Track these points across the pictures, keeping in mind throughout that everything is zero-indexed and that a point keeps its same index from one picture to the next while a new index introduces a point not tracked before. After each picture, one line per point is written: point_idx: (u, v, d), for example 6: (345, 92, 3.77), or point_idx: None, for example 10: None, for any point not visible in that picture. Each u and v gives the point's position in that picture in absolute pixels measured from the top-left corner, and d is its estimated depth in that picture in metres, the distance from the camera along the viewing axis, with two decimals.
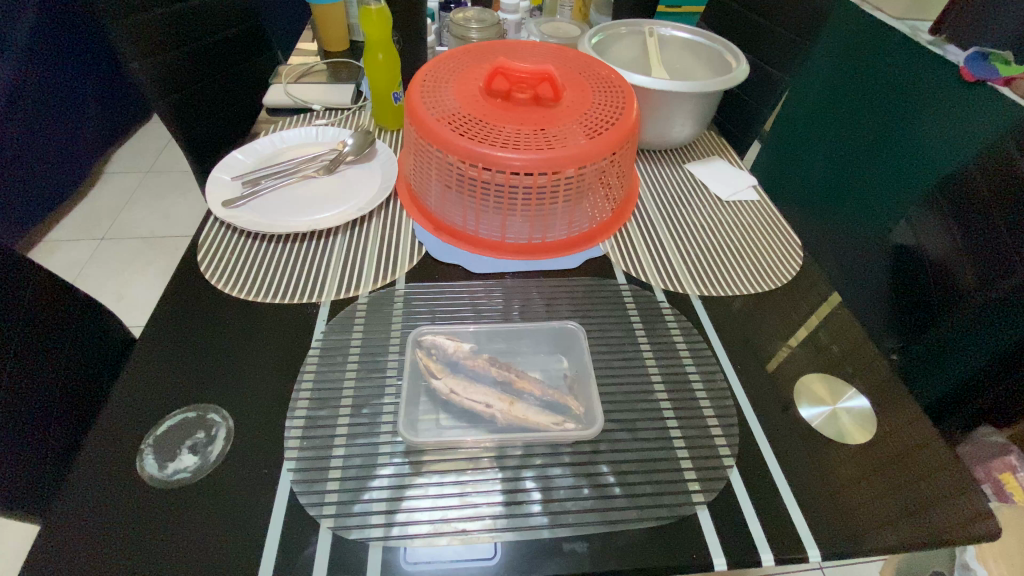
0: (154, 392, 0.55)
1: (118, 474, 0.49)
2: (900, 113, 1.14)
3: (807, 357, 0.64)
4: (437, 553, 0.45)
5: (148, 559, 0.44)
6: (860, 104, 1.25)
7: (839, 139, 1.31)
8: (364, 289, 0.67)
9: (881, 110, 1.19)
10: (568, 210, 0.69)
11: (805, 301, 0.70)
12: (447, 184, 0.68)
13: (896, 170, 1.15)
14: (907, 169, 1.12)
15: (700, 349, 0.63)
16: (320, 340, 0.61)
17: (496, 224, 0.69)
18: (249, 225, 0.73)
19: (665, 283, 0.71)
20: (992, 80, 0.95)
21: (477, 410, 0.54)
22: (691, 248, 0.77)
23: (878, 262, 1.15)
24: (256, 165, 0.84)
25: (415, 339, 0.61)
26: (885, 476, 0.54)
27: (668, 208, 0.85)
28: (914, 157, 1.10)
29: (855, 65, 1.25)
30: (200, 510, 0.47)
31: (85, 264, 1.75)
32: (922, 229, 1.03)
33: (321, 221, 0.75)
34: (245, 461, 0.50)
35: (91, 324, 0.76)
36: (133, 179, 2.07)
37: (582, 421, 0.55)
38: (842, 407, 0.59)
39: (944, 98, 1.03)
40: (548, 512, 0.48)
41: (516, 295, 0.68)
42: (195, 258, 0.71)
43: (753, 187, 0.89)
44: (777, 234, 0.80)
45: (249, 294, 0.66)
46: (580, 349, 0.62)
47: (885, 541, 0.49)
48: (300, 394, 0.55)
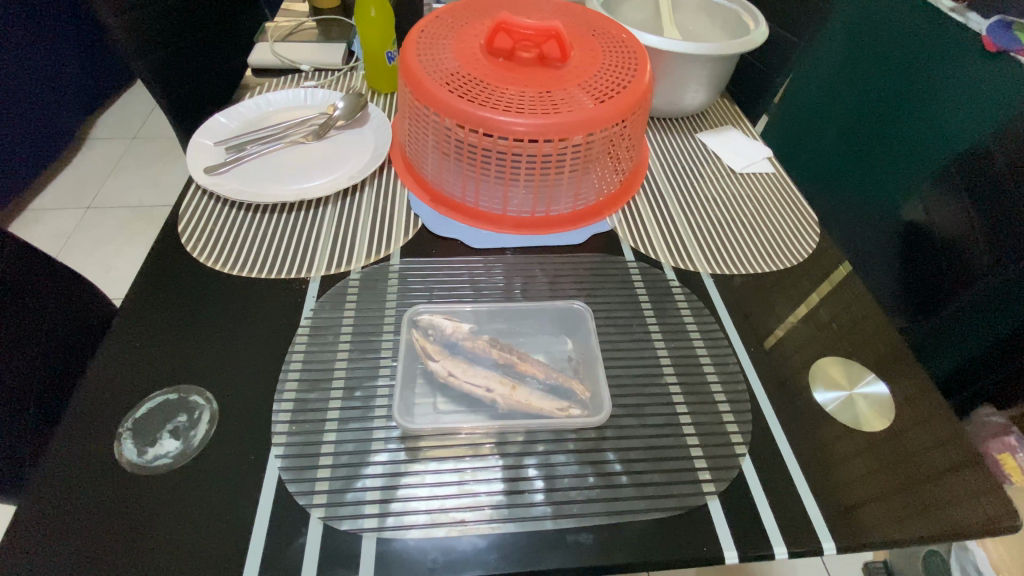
0: (132, 372, 0.52)
1: (93, 459, 0.46)
2: (900, 77, 1.03)
3: (823, 340, 0.61)
4: (434, 546, 0.43)
5: (125, 550, 0.42)
6: (861, 66, 1.11)
7: (835, 107, 1.18)
8: (355, 264, 0.63)
9: (876, 73, 1.08)
10: (574, 182, 0.64)
11: (822, 280, 0.67)
12: (446, 152, 0.63)
13: (897, 140, 1.04)
14: (907, 141, 1.02)
15: (712, 331, 0.60)
16: (309, 318, 0.57)
17: (497, 196, 0.65)
18: (233, 193, 0.68)
19: (674, 261, 0.67)
20: (1012, 50, 0.83)
21: (477, 395, 0.51)
22: (703, 223, 0.73)
23: (879, 237, 1.07)
24: (240, 130, 0.79)
25: (410, 319, 0.57)
26: (903, 466, 0.51)
27: (678, 180, 0.80)
28: (914, 129, 1.00)
29: (862, 20, 1.10)
30: (182, 499, 0.44)
31: (71, 234, 1.69)
32: (942, 207, 0.95)
33: (310, 190, 0.70)
34: (232, 446, 0.47)
35: (71, 296, 0.72)
36: (119, 145, 1.98)
37: (588, 407, 0.52)
38: (859, 393, 0.56)
39: (950, 62, 0.93)
40: (552, 502, 0.45)
41: (519, 271, 0.64)
42: (175, 229, 0.66)
43: (769, 159, 0.84)
44: (794, 210, 0.76)
45: (233, 268, 0.62)
46: (586, 330, 0.59)
47: (901, 532, 0.47)
48: (289, 375, 0.52)
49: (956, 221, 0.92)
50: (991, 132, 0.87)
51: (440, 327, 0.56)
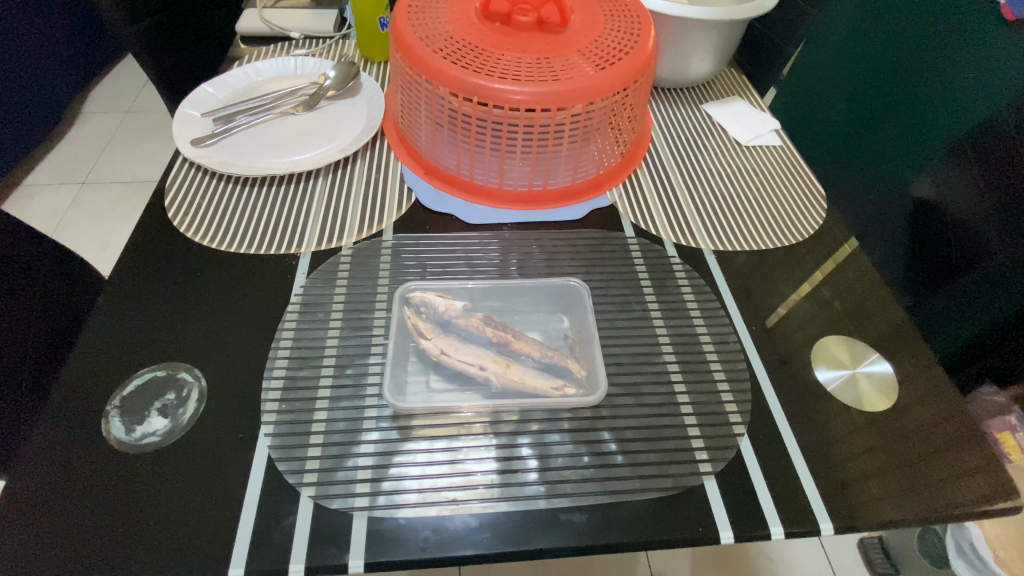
0: (120, 349, 0.51)
1: (79, 437, 0.45)
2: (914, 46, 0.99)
3: (827, 319, 0.59)
4: (426, 525, 0.42)
5: (110, 530, 0.41)
6: (873, 35, 1.06)
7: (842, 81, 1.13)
8: (347, 239, 0.62)
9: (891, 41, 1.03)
10: (573, 154, 0.62)
11: (826, 256, 0.65)
12: (439, 123, 0.60)
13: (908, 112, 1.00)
14: (920, 112, 0.98)
15: (713, 309, 0.58)
16: (300, 295, 0.56)
17: (493, 168, 0.62)
18: (221, 166, 0.66)
19: (676, 236, 0.65)
20: None
21: (470, 372, 0.50)
22: (706, 199, 0.71)
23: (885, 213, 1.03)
24: (229, 100, 0.76)
25: (403, 295, 0.56)
26: (905, 446, 0.50)
27: (682, 152, 0.77)
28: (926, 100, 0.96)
29: None
30: (169, 478, 0.44)
31: (67, 211, 1.67)
32: (955, 182, 0.91)
33: (300, 162, 0.68)
34: (221, 424, 0.47)
35: (63, 270, 0.71)
36: (112, 121, 1.94)
37: (584, 386, 0.51)
38: (862, 372, 0.55)
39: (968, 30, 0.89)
40: (546, 481, 0.45)
41: (515, 247, 0.63)
42: (162, 203, 0.64)
43: (776, 132, 0.81)
44: (801, 185, 0.73)
45: (221, 244, 0.60)
46: (583, 308, 0.57)
47: (899, 512, 0.47)
48: (279, 353, 0.51)
49: (968, 196, 0.89)
50: (1007, 103, 0.84)
51: (433, 304, 0.54)
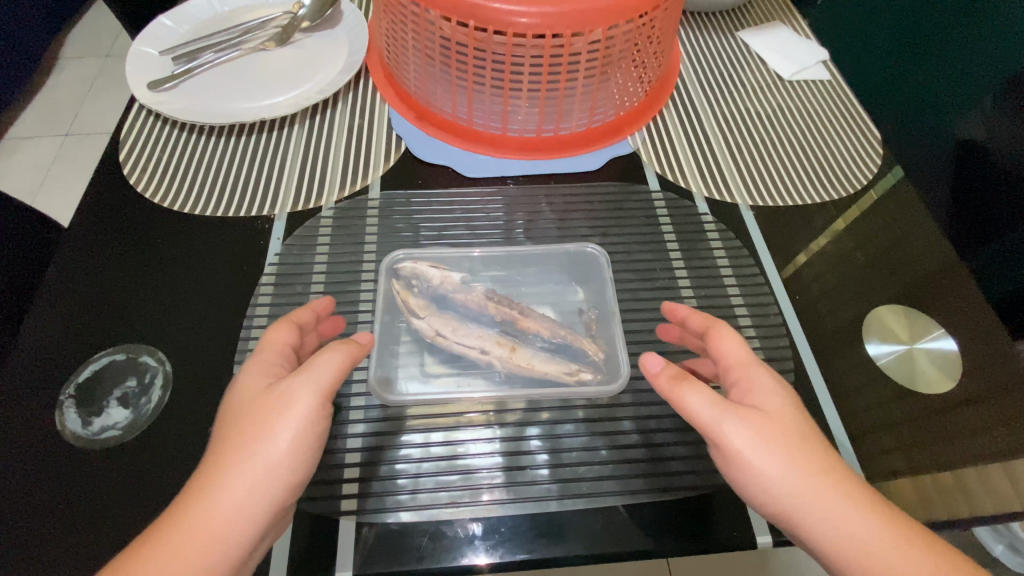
0: (74, 331, 0.45)
1: (30, 431, 0.40)
2: None
3: (880, 285, 0.52)
4: (422, 531, 0.37)
5: (64, 539, 0.36)
6: None
7: None
8: (327, 198, 0.54)
9: None
10: (589, 94, 0.52)
11: (880, 213, 0.56)
12: (431, 56, 0.50)
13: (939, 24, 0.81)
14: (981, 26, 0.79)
15: (751, 277, 0.51)
16: (274, 265, 0.49)
17: (495, 111, 0.53)
18: (181, 113, 0.57)
19: (707, 190, 0.57)
20: None
21: (470, 357, 0.44)
22: (742, 144, 0.61)
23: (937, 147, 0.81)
24: (190, 35, 0.65)
25: (391, 266, 0.49)
26: (960, 434, 0.44)
27: (715, 90, 0.66)
28: None
29: None
30: (131, 479, 0.39)
31: (51, 165, 1.45)
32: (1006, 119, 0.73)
33: (272, 107, 0.58)
34: (190, 415, 0.42)
35: (28, 231, 0.61)
36: (93, 64, 1.66)
37: (601, 371, 0.45)
38: (921, 348, 0.48)
39: None
40: (558, 479, 0.39)
41: (521, 206, 0.55)
42: (116, 158, 0.56)
43: (824, 63, 0.70)
44: (853, 126, 0.63)
45: (185, 206, 0.53)
46: (601, 279, 0.50)
47: (975, 509, 0.41)
48: (252, 334, 0.46)
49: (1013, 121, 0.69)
50: None
51: (427, 277, 0.48)
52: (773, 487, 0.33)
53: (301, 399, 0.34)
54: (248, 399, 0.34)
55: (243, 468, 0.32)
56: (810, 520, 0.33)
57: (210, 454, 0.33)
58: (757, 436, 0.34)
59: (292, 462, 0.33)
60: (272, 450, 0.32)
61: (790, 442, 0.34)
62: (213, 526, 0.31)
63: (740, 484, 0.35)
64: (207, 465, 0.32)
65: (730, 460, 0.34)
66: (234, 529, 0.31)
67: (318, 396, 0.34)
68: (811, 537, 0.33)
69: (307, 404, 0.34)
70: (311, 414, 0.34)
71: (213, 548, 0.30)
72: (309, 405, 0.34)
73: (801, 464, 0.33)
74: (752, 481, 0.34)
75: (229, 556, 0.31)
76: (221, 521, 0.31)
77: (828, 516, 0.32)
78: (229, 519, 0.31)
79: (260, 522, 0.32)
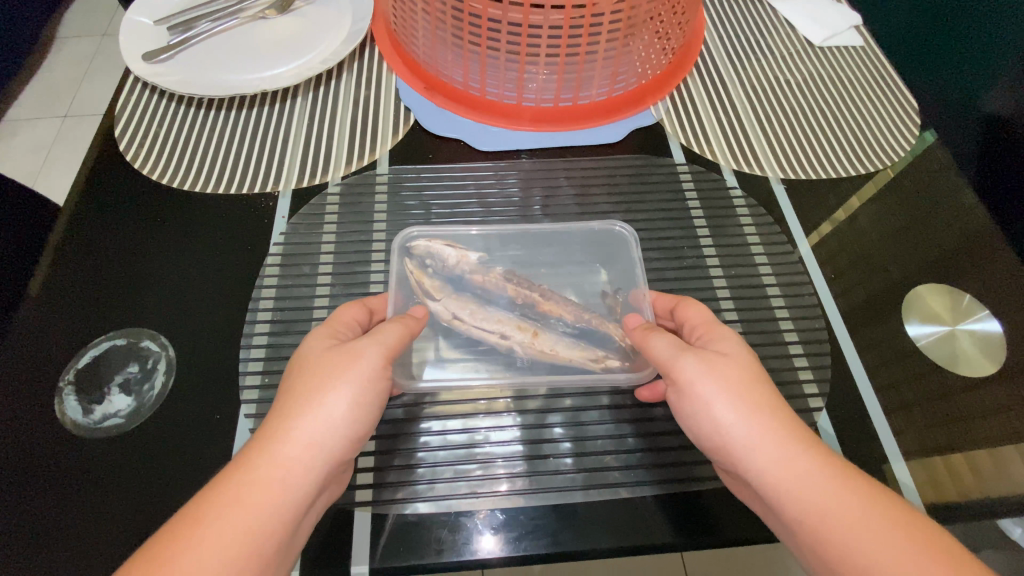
0: (73, 315, 0.43)
1: (29, 420, 0.38)
2: None
3: (919, 263, 0.49)
4: (441, 523, 0.35)
5: (65, 532, 0.35)
6: None
7: None
8: (333, 174, 0.51)
9: None
10: (611, 59, 0.48)
11: (918, 187, 0.53)
12: (440, 20, 0.46)
13: None
14: None
15: (782, 254, 0.49)
16: (279, 245, 0.47)
17: (509, 80, 0.49)
18: (177, 85, 0.53)
19: (735, 163, 0.54)
20: None
21: (490, 342, 0.43)
22: (771, 114, 0.57)
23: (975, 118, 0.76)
24: (185, 3, 0.61)
25: (403, 243, 0.46)
26: (1010, 417, 0.41)
27: (741, 57, 0.62)
28: None
29: None
30: (135, 469, 0.37)
31: (50, 148, 1.42)
32: None
33: (273, 78, 0.55)
34: (195, 402, 0.40)
35: (22, 215, 0.59)
36: (90, 44, 1.61)
37: (627, 359, 0.42)
38: (964, 329, 0.45)
39: None
40: (582, 469, 0.37)
41: (537, 182, 0.52)
42: (111, 134, 0.53)
43: (857, 28, 0.65)
44: (889, 95, 0.59)
45: (184, 184, 0.50)
46: (629, 262, 0.47)
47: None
48: (258, 317, 0.43)
49: None
50: None
51: (441, 256, 0.46)
52: (724, 423, 0.33)
53: (367, 359, 0.34)
54: (313, 356, 0.35)
55: (308, 421, 0.31)
56: (760, 458, 0.32)
57: (272, 409, 0.32)
58: (713, 372, 0.34)
59: (354, 420, 0.33)
60: (336, 406, 0.32)
61: (746, 382, 0.34)
62: (276, 475, 0.30)
63: (694, 424, 0.35)
64: (273, 414, 0.32)
65: (685, 396, 0.35)
66: (294, 482, 0.30)
67: (382, 356, 0.34)
68: (761, 478, 0.31)
69: (372, 363, 0.34)
70: (374, 370, 0.34)
71: (272, 497, 0.29)
72: (377, 363, 0.34)
73: (754, 403, 0.33)
74: (705, 418, 0.34)
75: (286, 511, 0.30)
76: (283, 471, 0.30)
77: (779, 453, 0.31)
78: (287, 471, 0.30)
79: (318, 478, 0.31)
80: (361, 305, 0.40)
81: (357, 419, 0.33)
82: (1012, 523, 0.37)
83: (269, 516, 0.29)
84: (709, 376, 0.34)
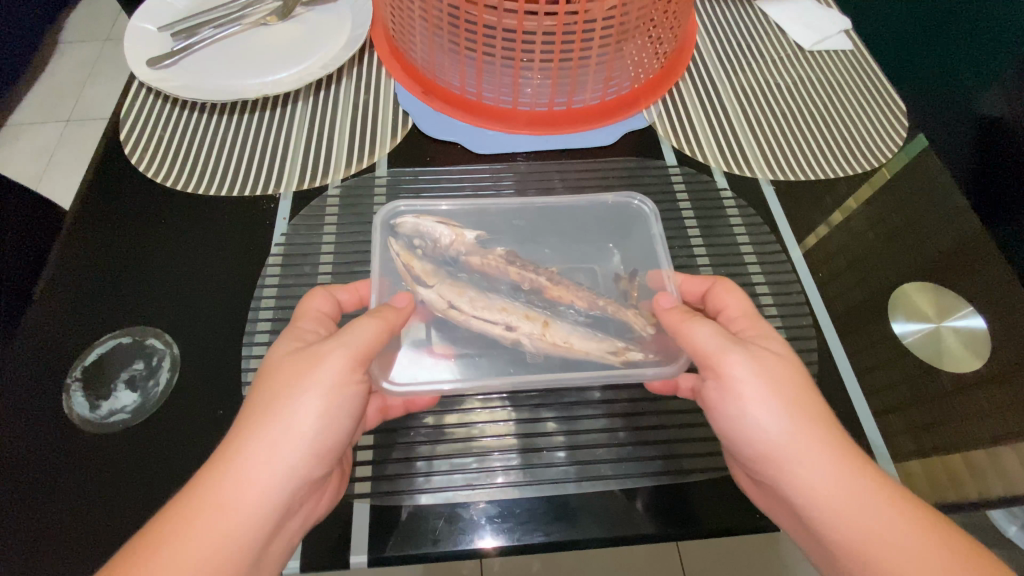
0: (79, 313, 0.44)
1: (38, 416, 0.40)
2: None
3: (905, 262, 0.50)
4: (438, 514, 0.36)
5: (74, 523, 0.36)
6: None
7: None
8: (333, 177, 0.52)
9: None
10: (604, 64, 0.49)
11: (904, 188, 0.54)
12: (437, 26, 0.48)
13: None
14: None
15: (771, 253, 0.50)
16: (281, 245, 0.48)
17: (505, 85, 0.50)
18: (181, 90, 0.55)
19: (726, 164, 0.55)
20: None
21: (493, 333, 0.43)
22: (761, 117, 0.58)
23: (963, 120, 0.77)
24: (188, 10, 0.62)
25: (388, 220, 0.47)
26: (991, 413, 0.42)
27: (732, 62, 0.64)
28: None
29: None
30: (141, 462, 0.38)
31: (54, 151, 1.43)
32: None
33: (275, 83, 0.56)
34: (199, 398, 0.41)
35: (29, 217, 0.60)
36: (93, 48, 1.63)
37: (648, 347, 0.43)
38: (948, 326, 0.46)
39: None
40: (575, 461, 0.38)
41: (532, 183, 0.54)
42: (116, 138, 0.55)
43: (847, 32, 0.67)
44: (877, 98, 0.60)
45: (189, 186, 0.51)
46: (647, 235, 0.48)
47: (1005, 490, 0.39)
48: (260, 315, 0.45)
49: None
50: None
51: (429, 237, 0.47)
52: (771, 426, 0.34)
53: (332, 363, 0.34)
54: (277, 362, 0.35)
55: (278, 434, 0.32)
56: (803, 461, 0.33)
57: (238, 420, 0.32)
58: (764, 374, 0.35)
59: (324, 426, 0.33)
60: (303, 415, 0.32)
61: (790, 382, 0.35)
62: (249, 490, 0.31)
63: (733, 420, 0.35)
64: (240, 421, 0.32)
65: (729, 394, 0.35)
66: (268, 495, 0.31)
67: (348, 358, 0.34)
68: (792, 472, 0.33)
69: (337, 367, 0.34)
70: (336, 375, 0.33)
71: (244, 511, 0.30)
72: (340, 369, 0.34)
73: (806, 407, 0.34)
74: (749, 417, 0.34)
75: (257, 518, 0.31)
76: (256, 484, 0.31)
77: (823, 459, 0.33)
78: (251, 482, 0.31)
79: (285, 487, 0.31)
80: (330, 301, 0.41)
81: (328, 424, 0.33)
82: (1008, 521, 0.40)
83: (244, 529, 0.30)
84: (761, 378, 0.34)
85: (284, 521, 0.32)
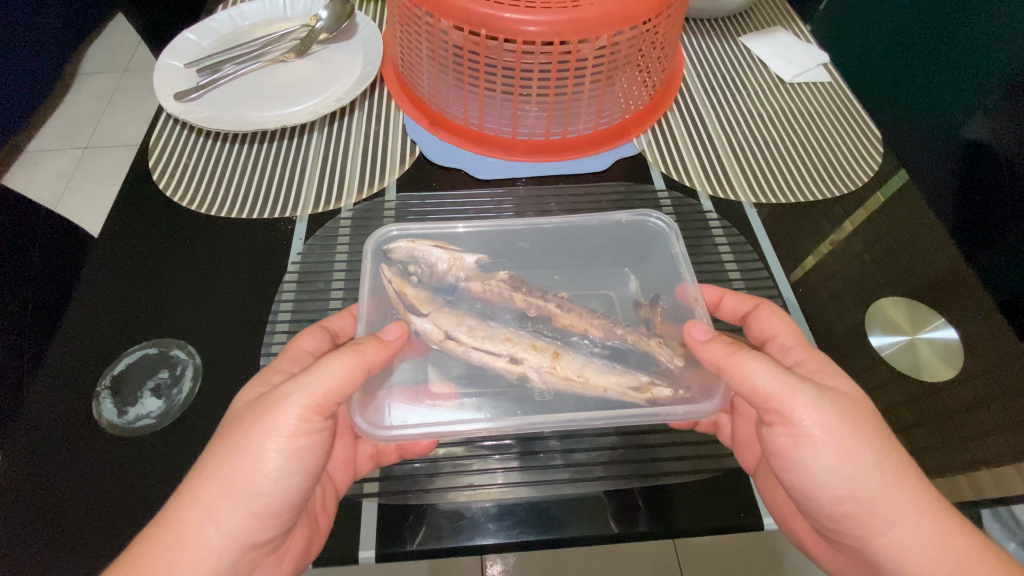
0: (107, 328, 0.48)
1: (69, 421, 0.42)
2: None
3: (879, 279, 0.53)
4: (443, 512, 0.39)
5: (100, 519, 0.38)
6: None
7: None
8: (346, 200, 0.57)
9: None
10: (596, 97, 0.54)
11: (876, 211, 0.58)
12: (443, 64, 0.52)
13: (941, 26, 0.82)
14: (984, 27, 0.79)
15: (754, 271, 0.54)
16: (297, 262, 0.52)
17: (505, 116, 0.54)
18: (206, 121, 0.59)
19: (711, 188, 0.59)
20: None
21: (495, 368, 0.46)
22: (744, 145, 0.63)
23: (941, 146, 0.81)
24: (213, 48, 0.68)
25: (381, 246, 0.50)
26: (963, 419, 0.45)
27: (717, 93, 0.69)
28: None
29: None
30: (164, 462, 0.41)
31: (73, 175, 1.49)
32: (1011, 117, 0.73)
33: (292, 115, 0.61)
34: (218, 403, 0.44)
35: (62, 236, 0.65)
36: (111, 79, 1.71)
37: (670, 377, 0.46)
38: (923, 338, 0.49)
39: None
40: (570, 464, 0.41)
41: (531, 205, 0.58)
42: (146, 165, 0.59)
43: (825, 66, 0.71)
44: (853, 127, 0.64)
45: (212, 210, 0.55)
46: (659, 255, 0.52)
47: (977, 493, 0.42)
48: (277, 327, 0.48)
49: None
50: None
51: (424, 261, 0.51)
52: (793, 438, 0.36)
53: (286, 414, 0.35)
54: (239, 411, 0.37)
55: (232, 485, 0.34)
56: (864, 495, 0.35)
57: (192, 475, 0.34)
58: (815, 407, 0.36)
59: (280, 476, 0.35)
60: (261, 467, 0.34)
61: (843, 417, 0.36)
62: (205, 538, 0.33)
63: (808, 466, 0.36)
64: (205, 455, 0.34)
65: (806, 442, 0.36)
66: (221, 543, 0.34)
67: (303, 402, 0.35)
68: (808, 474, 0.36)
69: (292, 416, 0.35)
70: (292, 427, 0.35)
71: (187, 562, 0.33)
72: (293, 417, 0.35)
73: (853, 438, 0.35)
74: (817, 461, 0.36)
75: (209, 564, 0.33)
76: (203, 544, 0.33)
77: (881, 494, 0.35)
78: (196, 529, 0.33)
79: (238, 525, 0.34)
80: (324, 335, 0.45)
81: (283, 476, 0.35)
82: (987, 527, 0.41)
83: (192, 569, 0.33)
84: (831, 417, 0.36)
85: (244, 554, 0.35)
